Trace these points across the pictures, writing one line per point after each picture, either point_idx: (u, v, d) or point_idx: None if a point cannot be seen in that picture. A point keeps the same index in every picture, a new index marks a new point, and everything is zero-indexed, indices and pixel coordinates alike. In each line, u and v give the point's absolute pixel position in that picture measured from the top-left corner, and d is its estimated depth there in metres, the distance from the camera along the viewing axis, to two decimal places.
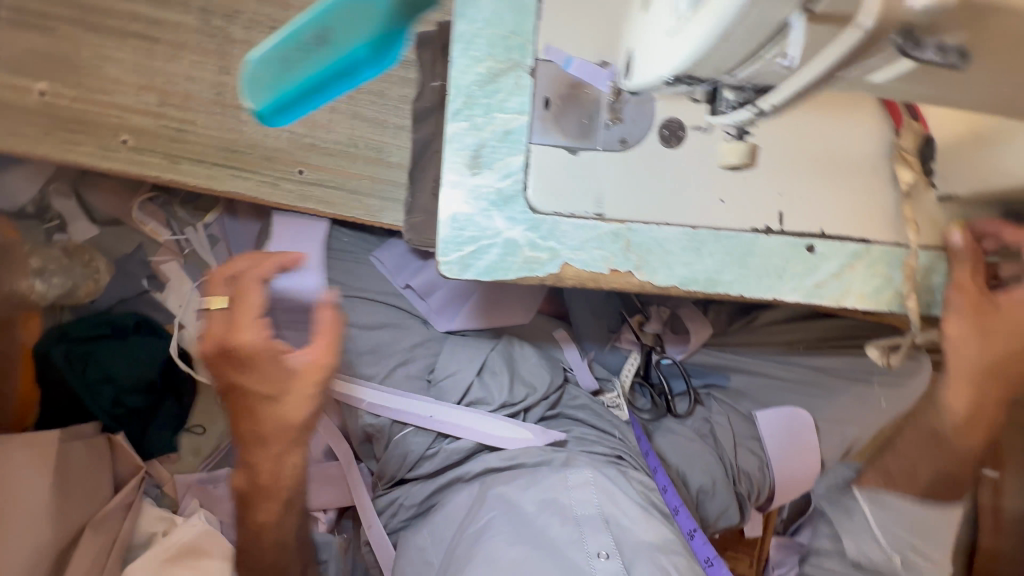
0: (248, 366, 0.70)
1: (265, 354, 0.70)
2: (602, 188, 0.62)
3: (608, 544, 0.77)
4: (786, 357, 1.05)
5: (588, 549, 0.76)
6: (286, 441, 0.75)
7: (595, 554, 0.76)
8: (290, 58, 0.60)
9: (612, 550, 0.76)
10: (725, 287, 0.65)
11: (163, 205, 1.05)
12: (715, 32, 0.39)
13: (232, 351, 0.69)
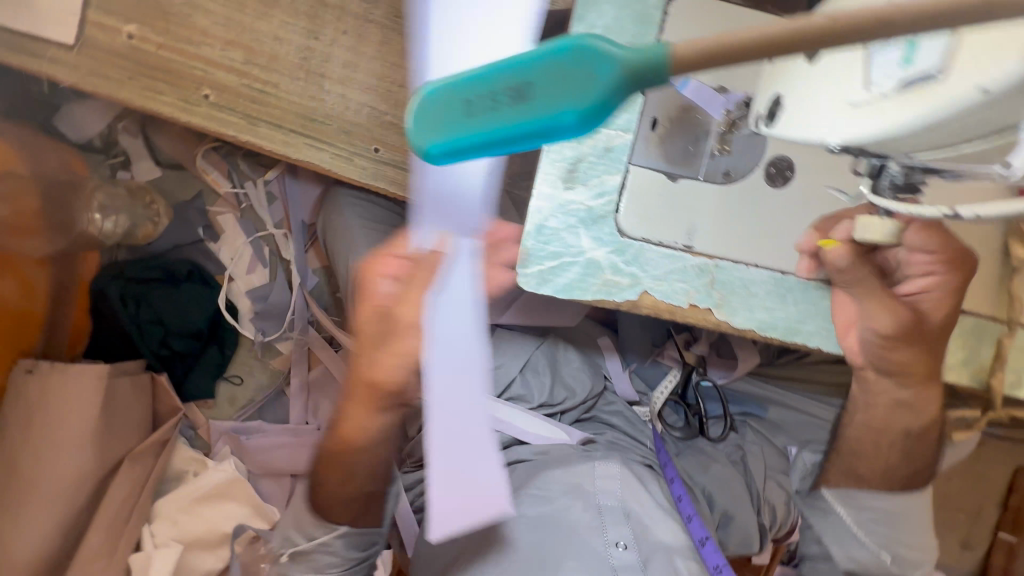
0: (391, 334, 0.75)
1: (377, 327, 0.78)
2: (697, 220, 0.60)
3: (626, 535, 0.82)
4: (826, 398, 1.04)
5: (607, 538, 0.81)
6: (366, 399, 0.84)
7: (614, 543, 0.81)
8: (466, 106, 0.28)
9: (630, 542, 0.81)
10: (805, 337, 0.62)
11: (225, 155, 1.04)
12: (925, 121, 0.37)
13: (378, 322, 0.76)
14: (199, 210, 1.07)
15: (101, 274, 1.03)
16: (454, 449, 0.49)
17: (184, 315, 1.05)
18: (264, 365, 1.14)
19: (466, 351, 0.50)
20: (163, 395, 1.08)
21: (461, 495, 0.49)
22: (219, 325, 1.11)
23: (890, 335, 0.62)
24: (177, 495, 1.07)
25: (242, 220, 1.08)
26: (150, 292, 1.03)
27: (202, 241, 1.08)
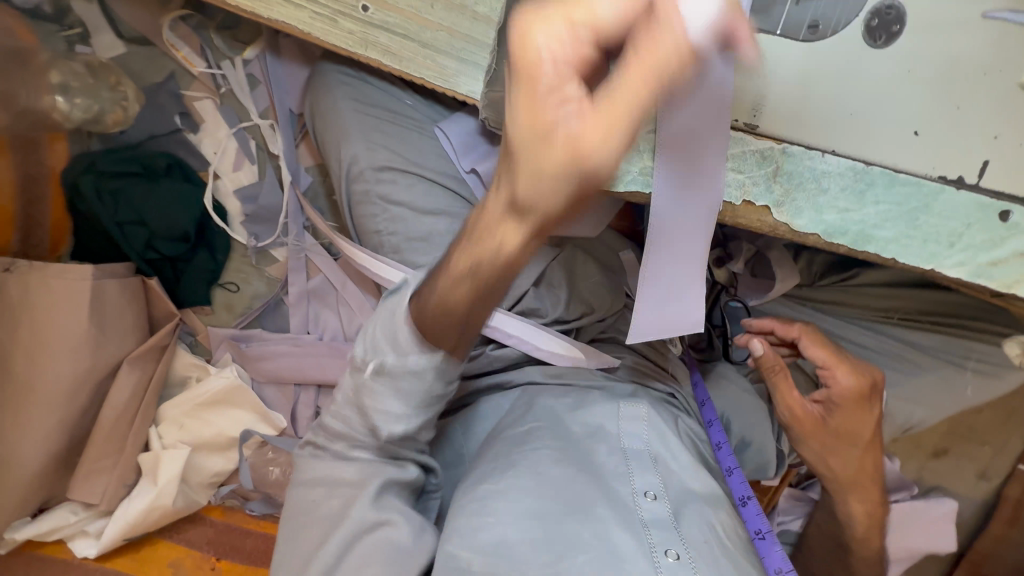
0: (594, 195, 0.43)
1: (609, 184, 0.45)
2: (766, 91, 0.47)
3: (655, 483, 0.66)
4: (877, 325, 0.90)
5: (631, 484, 0.65)
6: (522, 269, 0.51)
7: (641, 492, 0.65)
8: None
9: (660, 491, 0.65)
10: (878, 246, 0.52)
11: (196, 28, 0.89)
12: None
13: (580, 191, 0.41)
14: (173, 94, 0.94)
15: (71, 165, 0.93)
16: (672, 277, 0.54)
17: (168, 214, 0.95)
18: (259, 272, 1.07)
19: (700, 190, 0.51)
20: (155, 299, 1.02)
21: (672, 306, 0.55)
22: (207, 226, 1.02)
23: (858, 391, 0.79)
24: (180, 401, 1.05)
25: (222, 108, 0.95)
26: (129, 188, 0.93)
27: (180, 131, 0.96)
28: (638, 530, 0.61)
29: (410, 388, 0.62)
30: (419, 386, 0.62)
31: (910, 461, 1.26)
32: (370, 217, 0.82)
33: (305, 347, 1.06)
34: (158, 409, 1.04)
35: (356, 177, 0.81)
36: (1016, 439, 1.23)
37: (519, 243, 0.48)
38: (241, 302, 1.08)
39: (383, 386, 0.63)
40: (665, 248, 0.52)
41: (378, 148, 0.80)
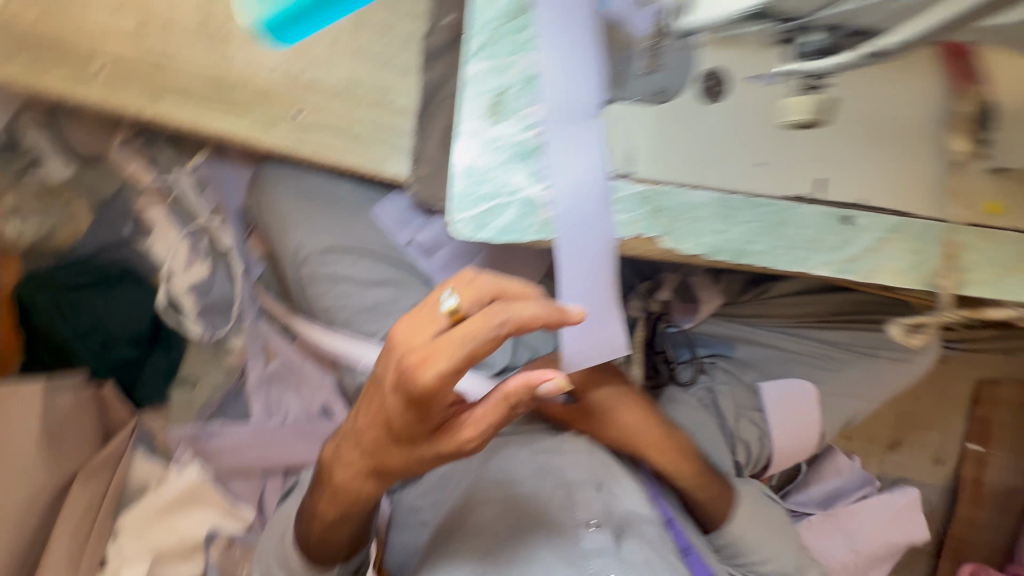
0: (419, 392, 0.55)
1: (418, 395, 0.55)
2: (635, 144, 0.57)
3: (599, 512, 0.72)
4: (794, 328, 1.00)
5: (576, 517, 0.71)
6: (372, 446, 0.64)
7: (585, 523, 0.71)
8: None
9: (604, 520, 0.72)
10: (754, 259, 0.61)
11: (145, 143, 0.97)
12: None
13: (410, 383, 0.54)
14: (124, 206, 0.99)
15: (24, 282, 0.95)
16: (588, 305, 0.60)
17: (124, 319, 0.98)
18: (217, 363, 1.08)
19: (593, 229, 0.58)
20: (111, 407, 1.02)
21: (593, 332, 0.62)
22: (163, 327, 1.04)
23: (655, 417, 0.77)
24: (140, 511, 1.01)
25: (173, 212, 1.00)
26: (84, 297, 0.96)
27: (131, 239, 1.00)
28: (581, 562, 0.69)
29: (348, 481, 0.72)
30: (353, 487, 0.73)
31: (870, 457, 1.35)
32: (320, 295, 0.88)
33: (268, 432, 1.07)
34: (116, 522, 0.99)
35: (303, 261, 0.87)
36: (956, 419, 1.35)
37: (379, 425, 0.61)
38: (201, 397, 1.08)
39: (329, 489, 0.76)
40: (575, 281, 0.59)
41: (323, 233, 0.86)
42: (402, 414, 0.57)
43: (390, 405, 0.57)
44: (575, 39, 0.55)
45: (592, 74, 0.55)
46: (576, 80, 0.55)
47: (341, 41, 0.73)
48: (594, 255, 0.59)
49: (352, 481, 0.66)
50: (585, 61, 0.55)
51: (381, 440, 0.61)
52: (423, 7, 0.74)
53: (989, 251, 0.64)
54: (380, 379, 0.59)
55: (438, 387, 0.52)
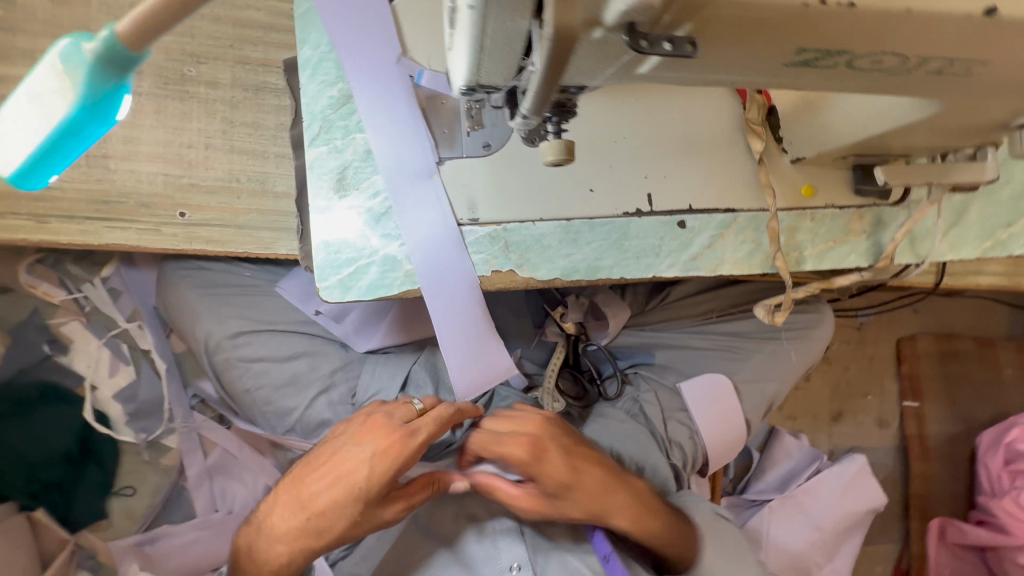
0: (390, 451, 0.68)
1: (392, 450, 0.68)
2: (475, 193, 0.64)
3: (520, 555, 0.78)
4: (700, 326, 1.06)
5: (501, 564, 0.77)
6: (304, 526, 0.69)
7: (508, 567, 0.77)
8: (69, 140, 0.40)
9: (523, 561, 0.78)
10: (606, 273, 0.67)
11: (53, 264, 1.00)
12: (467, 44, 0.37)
13: (394, 443, 0.69)
14: (38, 327, 1.00)
15: None
16: (464, 340, 0.66)
17: (46, 440, 0.98)
18: (155, 466, 1.07)
19: (452, 271, 0.63)
20: (46, 531, 0.99)
21: (478, 361, 0.67)
22: (91, 439, 1.03)
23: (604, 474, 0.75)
24: None
25: (90, 324, 1.03)
26: (1, 426, 0.96)
27: (50, 358, 1.01)
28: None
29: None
30: None
31: (818, 434, 1.39)
32: (237, 378, 0.91)
33: (215, 527, 1.05)
34: None
35: (215, 348, 0.90)
36: (888, 380, 1.41)
37: (335, 484, 0.69)
38: (142, 503, 1.06)
39: None
40: (447, 320, 0.64)
41: (229, 318, 0.90)
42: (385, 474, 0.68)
43: (372, 472, 0.68)
44: (398, 112, 0.63)
45: (421, 139, 0.63)
46: (408, 147, 0.62)
47: (216, 143, 0.80)
48: (460, 294, 0.64)
49: (290, 553, 0.70)
50: (412, 130, 0.63)
51: (345, 506, 0.68)
52: (286, 102, 0.82)
53: (810, 227, 0.72)
54: (355, 449, 0.69)
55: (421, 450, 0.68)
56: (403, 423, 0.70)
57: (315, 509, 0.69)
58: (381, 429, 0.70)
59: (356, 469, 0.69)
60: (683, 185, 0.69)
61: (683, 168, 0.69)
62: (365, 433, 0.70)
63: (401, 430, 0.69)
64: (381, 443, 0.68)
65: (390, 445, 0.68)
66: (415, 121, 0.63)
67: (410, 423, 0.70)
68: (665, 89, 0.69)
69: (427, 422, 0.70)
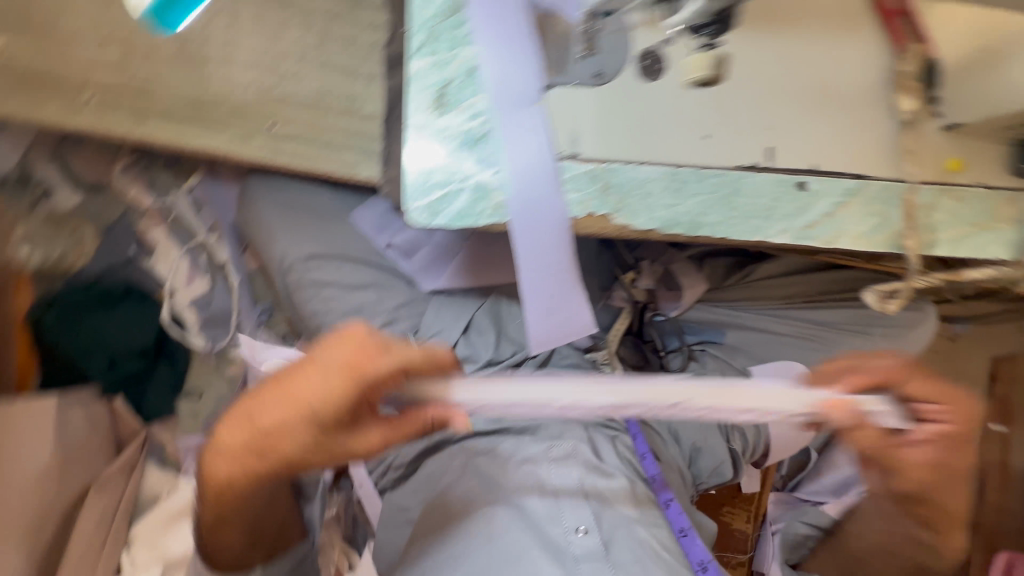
0: (353, 377, 0.52)
1: (354, 377, 0.52)
2: (579, 125, 0.59)
3: (587, 517, 0.69)
4: (782, 310, 0.98)
5: (563, 525, 0.69)
6: (248, 442, 0.57)
7: (573, 529, 0.69)
8: None
9: (592, 525, 0.69)
10: (709, 230, 0.61)
11: (144, 168, 1.04)
12: None
13: (359, 370, 0.52)
14: (127, 229, 1.05)
15: (35, 306, 1.01)
16: (547, 287, 0.62)
17: (127, 335, 1.03)
18: (220, 373, 1.13)
19: (546, 209, 0.59)
20: (122, 420, 1.08)
21: (557, 309, 0.63)
22: (165, 339, 1.09)
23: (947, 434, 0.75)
24: (153, 517, 1.06)
25: (172, 232, 1.07)
26: (87, 317, 1.01)
27: (135, 259, 1.07)
28: (570, 566, 0.66)
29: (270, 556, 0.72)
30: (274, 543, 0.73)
31: None
32: (306, 300, 0.91)
33: None
34: (131, 530, 1.05)
35: (289, 269, 0.91)
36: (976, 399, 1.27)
37: (285, 403, 0.55)
38: (207, 407, 1.13)
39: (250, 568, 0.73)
40: (531, 264, 0.60)
41: (304, 240, 0.91)
42: (334, 400, 0.53)
43: (327, 391, 0.53)
44: (509, 28, 0.58)
45: (529, 61, 0.58)
46: (514, 67, 0.58)
47: (310, 56, 0.78)
48: (548, 237, 0.60)
49: (236, 476, 0.59)
50: (521, 51, 0.58)
51: (292, 432, 0.55)
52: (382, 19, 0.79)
53: (952, 207, 0.63)
54: (304, 367, 0.54)
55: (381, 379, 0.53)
56: (373, 351, 0.53)
57: (257, 426, 0.56)
58: (346, 353, 0.53)
59: (310, 389, 0.54)
60: (813, 141, 0.61)
61: (815, 120, 0.61)
62: (326, 352, 0.53)
63: (368, 359, 0.53)
64: (342, 368, 0.53)
65: (351, 372, 0.52)
66: (524, 40, 0.58)
67: (380, 352, 0.53)
68: (808, 28, 0.60)
69: (404, 355, 0.53)
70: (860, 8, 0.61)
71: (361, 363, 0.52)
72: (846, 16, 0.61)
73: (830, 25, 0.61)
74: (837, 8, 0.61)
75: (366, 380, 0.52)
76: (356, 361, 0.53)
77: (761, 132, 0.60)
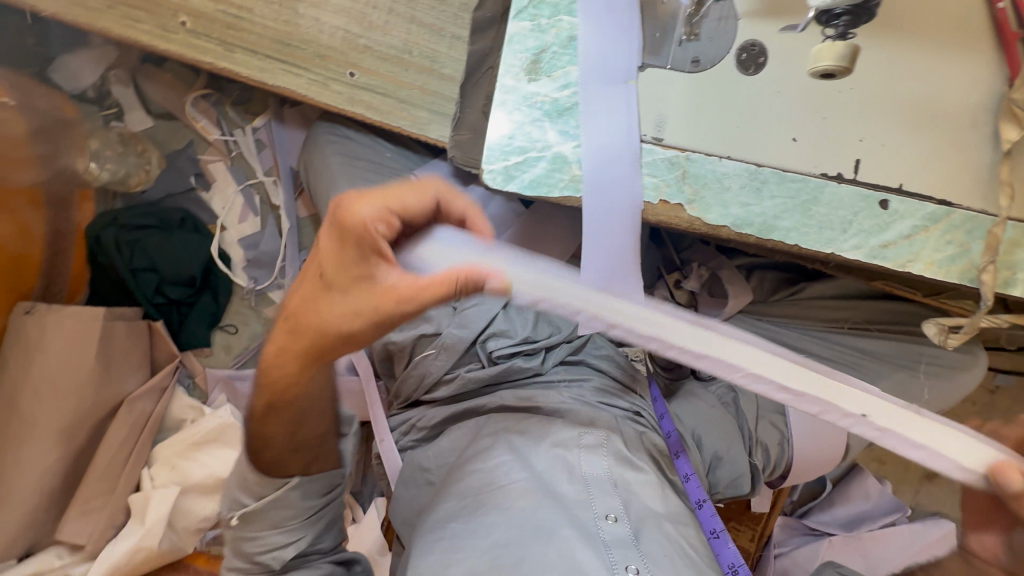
0: (338, 232, 0.51)
1: (340, 230, 0.51)
2: (667, 109, 0.58)
3: (616, 506, 0.68)
4: (826, 334, 0.96)
5: (594, 510, 0.67)
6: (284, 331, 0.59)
7: (603, 516, 0.67)
8: None
9: (621, 514, 0.67)
10: (780, 236, 0.60)
11: (215, 103, 1.06)
12: None
13: (340, 225, 0.51)
14: (190, 159, 1.08)
15: (96, 220, 1.05)
16: (609, 267, 0.61)
17: (178, 262, 1.06)
18: (258, 314, 1.15)
19: (620, 189, 0.59)
20: (160, 343, 1.10)
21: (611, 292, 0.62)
22: (212, 272, 1.12)
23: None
24: (174, 441, 1.08)
25: (232, 168, 1.09)
26: (144, 238, 1.04)
27: (193, 190, 1.10)
28: (602, 551, 0.62)
29: (292, 507, 0.68)
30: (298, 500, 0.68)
31: (902, 485, 1.25)
32: None
33: None
34: (153, 451, 1.07)
35: None
36: None
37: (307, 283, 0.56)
38: (240, 343, 1.16)
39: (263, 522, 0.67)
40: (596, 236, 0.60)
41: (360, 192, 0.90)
42: (332, 259, 0.52)
43: (324, 251, 0.52)
44: (615, 3, 0.58)
45: (630, 39, 0.58)
46: (611, 43, 0.58)
47: (398, 10, 0.78)
48: (615, 217, 0.60)
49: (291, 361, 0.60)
50: (623, 28, 0.58)
51: (314, 303, 0.55)
52: None
53: None
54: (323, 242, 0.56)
55: (363, 224, 0.50)
56: (362, 205, 0.51)
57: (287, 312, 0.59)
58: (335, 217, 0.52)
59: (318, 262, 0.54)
60: (904, 158, 0.59)
61: (910, 138, 0.59)
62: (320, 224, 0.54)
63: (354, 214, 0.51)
64: (330, 226, 0.52)
65: (338, 227, 0.51)
66: (627, 17, 0.58)
67: (368, 202, 0.51)
68: (917, 43, 0.59)
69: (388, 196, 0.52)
70: (976, 30, 0.59)
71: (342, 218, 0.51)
72: (960, 37, 0.59)
73: (940, 41, 0.59)
74: (951, 27, 0.59)
75: (348, 228, 0.50)
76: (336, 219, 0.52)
77: (850, 142, 0.59)
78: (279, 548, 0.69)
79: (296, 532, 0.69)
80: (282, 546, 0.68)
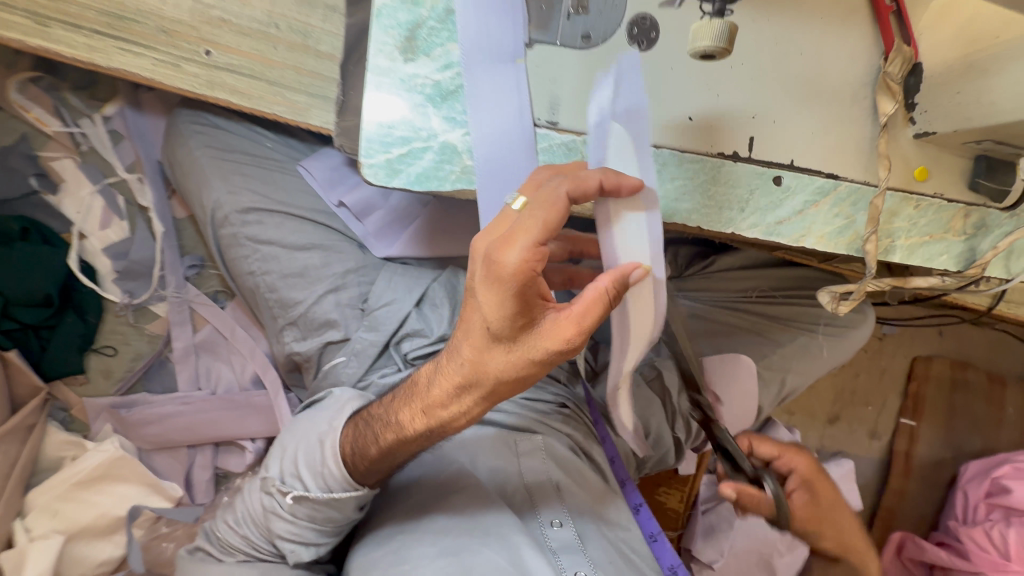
0: (493, 279, 0.46)
1: (506, 281, 0.46)
2: (560, 89, 0.54)
3: (561, 510, 0.69)
4: (736, 303, 0.99)
5: (539, 517, 0.68)
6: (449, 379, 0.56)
7: (548, 523, 0.68)
8: None
9: (566, 518, 0.68)
10: (682, 218, 0.59)
11: (49, 88, 0.89)
12: None
13: (493, 271, 0.46)
14: (25, 156, 0.90)
15: None
16: None
17: (25, 281, 0.89)
18: (138, 331, 1.02)
19: (517, 177, 0.54)
20: (18, 376, 0.94)
21: None
22: (75, 288, 0.96)
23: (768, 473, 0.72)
24: (50, 485, 0.94)
25: (84, 165, 0.93)
26: None
27: (37, 193, 0.92)
28: (550, 557, 0.64)
29: (327, 514, 0.68)
30: (336, 514, 0.68)
31: (809, 431, 1.36)
32: (242, 258, 0.82)
33: (194, 405, 1.00)
34: (26, 498, 0.94)
35: (222, 221, 0.81)
36: (892, 396, 1.36)
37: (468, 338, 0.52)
38: (121, 366, 1.02)
39: (296, 513, 0.68)
40: None
41: (241, 191, 0.81)
42: (497, 319, 0.48)
43: (487, 309, 0.48)
44: None
45: (511, 10, 0.53)
46: (496, 16, 0.52)
47: None
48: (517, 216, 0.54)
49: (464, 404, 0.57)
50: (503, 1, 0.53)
51: (480, 351, 0.52)
52: None
53: (913, 215, 0.63)
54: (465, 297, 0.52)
55: (520, 272, 0.46)
56: (525, 248, 0.45)
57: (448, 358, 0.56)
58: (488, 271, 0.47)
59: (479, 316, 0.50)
60: (794, 134, 0.59)
61: (798, 113, 0.59)
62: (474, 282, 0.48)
63: (521, 261, 0.46)
64: (495, 284, 0.47)
65: (500, 279, 0.46)
66: None
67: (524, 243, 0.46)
68: (800, 16, 0.59)
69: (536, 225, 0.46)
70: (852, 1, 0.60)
71: (495, 274, 0.46)
72: (840, 10, 0.59)
73: (822, 14, 0.59)
74: None
75: (511, 285, 0.46)
76: (486, 269, 0.47)
77: (743, 119, 0.58)
78: (302, 545, 0.70)
79: (324, 536, 0.70)
80: (306, 545, 0.69)
